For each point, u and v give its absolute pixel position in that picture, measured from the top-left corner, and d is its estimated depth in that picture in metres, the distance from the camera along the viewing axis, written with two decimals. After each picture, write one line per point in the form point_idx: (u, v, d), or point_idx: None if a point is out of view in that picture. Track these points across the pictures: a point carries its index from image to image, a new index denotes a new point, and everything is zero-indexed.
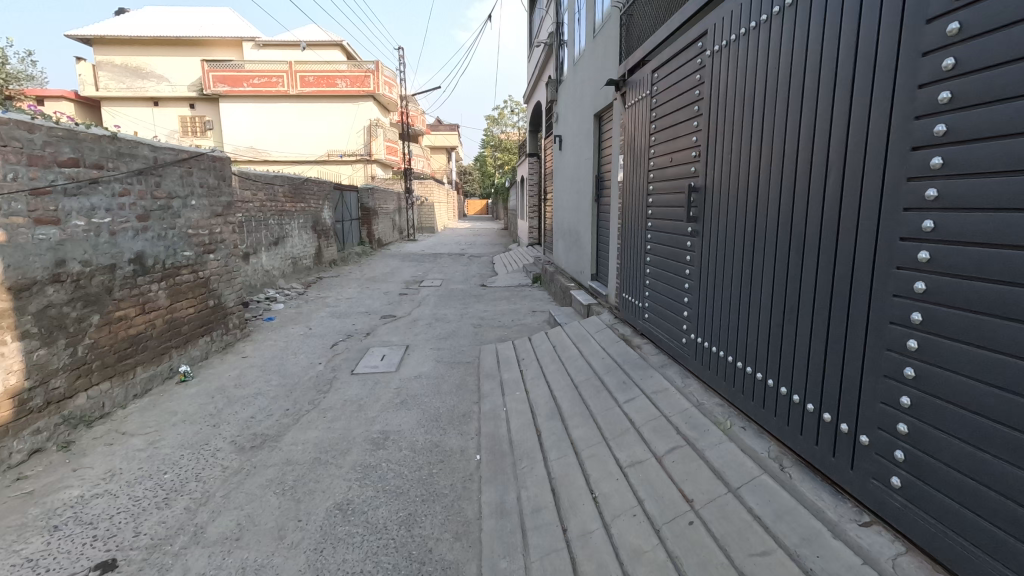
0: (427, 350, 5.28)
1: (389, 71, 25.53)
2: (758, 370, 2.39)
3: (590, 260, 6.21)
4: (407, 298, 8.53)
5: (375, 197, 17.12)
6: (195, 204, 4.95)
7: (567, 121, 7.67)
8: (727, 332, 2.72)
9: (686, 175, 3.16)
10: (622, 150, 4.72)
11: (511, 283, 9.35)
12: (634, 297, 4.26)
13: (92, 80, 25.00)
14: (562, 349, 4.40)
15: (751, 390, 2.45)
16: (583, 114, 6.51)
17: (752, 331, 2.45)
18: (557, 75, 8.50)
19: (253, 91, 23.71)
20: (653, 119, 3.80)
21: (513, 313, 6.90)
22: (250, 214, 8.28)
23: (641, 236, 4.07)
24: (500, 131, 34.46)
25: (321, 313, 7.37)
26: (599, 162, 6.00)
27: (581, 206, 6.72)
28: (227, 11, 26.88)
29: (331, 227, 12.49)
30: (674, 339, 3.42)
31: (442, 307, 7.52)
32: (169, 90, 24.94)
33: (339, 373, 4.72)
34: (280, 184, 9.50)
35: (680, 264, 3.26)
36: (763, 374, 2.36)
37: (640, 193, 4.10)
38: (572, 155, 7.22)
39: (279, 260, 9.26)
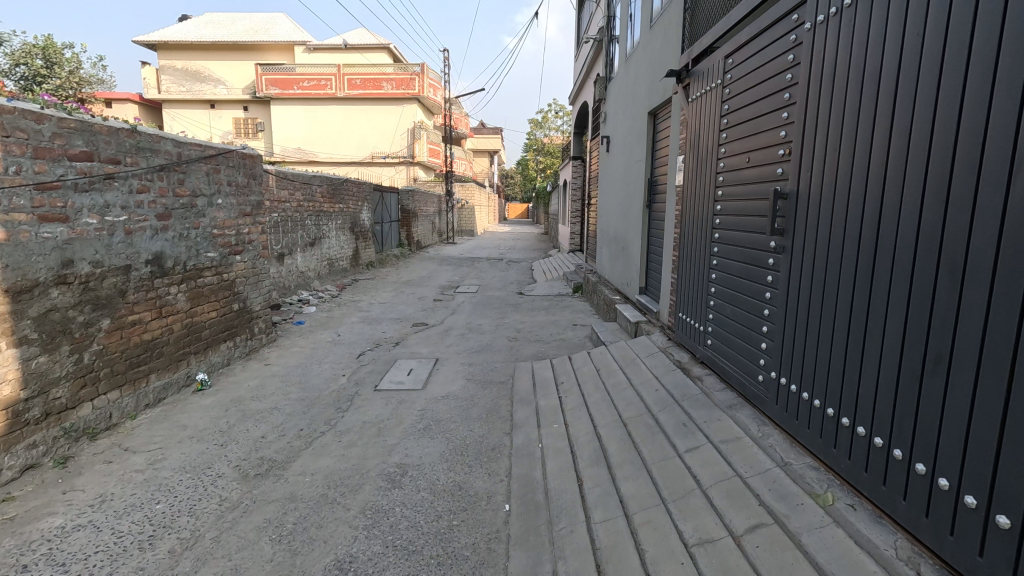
0: (458, 366, 4.87)
1: (434, 74, 25.60)
2: (872, 433, 1.83)
3: (639, 272, 5.66)
4: (442, 304, 8.19)
5: (416, 199, 17.04)
6: (222, 203, 4.73)
7: (617, 121, 7.14)
8: (822, 375, 2.15)
9: (769, 178, 2.61)
10: (682, 151, 4.17)
11: (550, 291, 8.87)
12: (694, 318, 3.70)
13: (155, 83, 26.24)
14: (607, 375, 3.88)
15: (860, 457, 1.89)
16: (636, 112, 5.98)
17: (862, 379, 1.89)
18: (606, 73, 7.98)
19: (303, 94, 24.22)
20: (724, 112, 3.24)
21: (552, 326, 6.42)
22: (286, 214, 8.14)
23: (705, 249, 3.52)
24: (544, 135, 34.13)
25: (352, 318, 7.12)
26: (653, 165, 5.47)
27: (629, 213, 6.18)
28: (281, 17, 27.68)
29: (369, 228, 12.37)
30: (745, 374, 2.86)
31: (477, 316, 7.11)
32: (225, 93, 25.87)
33: (362, 388, 4.37)
34: (319, 184, 9.38)
35: (758, 285, 2.70)
36: (880, 439, 1.80)
37: (705, 199, 3.54)
38: (621, 158, 6.69)
39: (314, 261, 9.12)
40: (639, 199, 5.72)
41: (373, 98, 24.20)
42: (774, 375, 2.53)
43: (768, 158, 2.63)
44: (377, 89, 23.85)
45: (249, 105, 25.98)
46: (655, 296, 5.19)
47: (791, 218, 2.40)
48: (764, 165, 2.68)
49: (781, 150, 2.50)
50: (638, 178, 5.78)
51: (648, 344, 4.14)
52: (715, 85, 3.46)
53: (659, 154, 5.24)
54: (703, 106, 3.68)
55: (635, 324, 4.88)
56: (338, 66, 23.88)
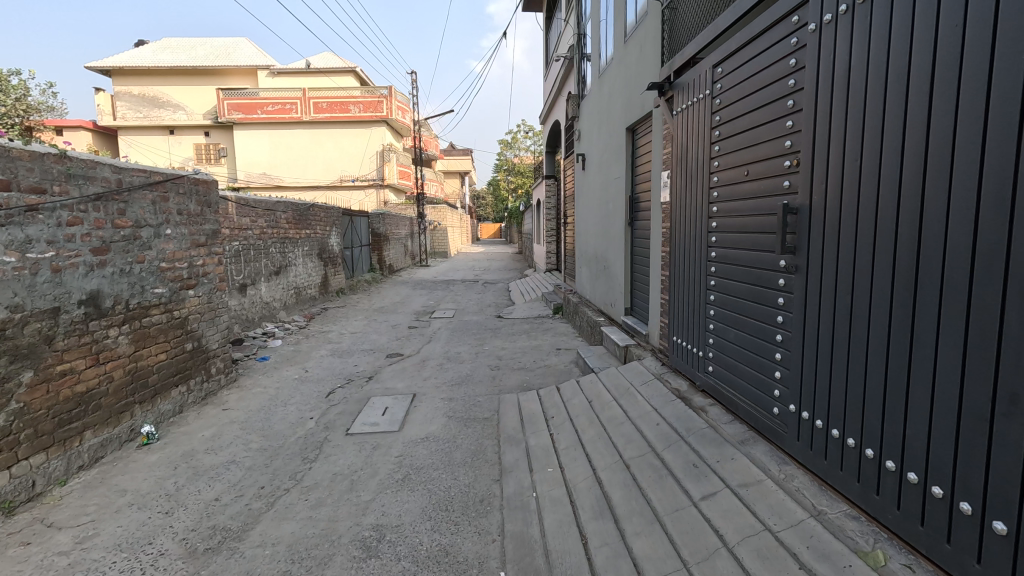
0: (437, 401, 4.51)
1: (403, 97, 25.48)
2: (926, 480, 1.59)
3: (623, 292, 5.45)
4: (417, 331, 7.81)
5: (387, 223, 16.65)
6: (171, 233, 4.31)
7: (591, 139, 7.01)
8: (852, 410, 1.91)
9: (774, 192, 2.41)
10: (668, 167, 4.00)
11: (529, 314, 8.60)
12: (691, 343, 3.47)
13: (110, 110, 25.30)
14: (601, 406, 3.60)
15: (911, 506, 1.64)
16: (612, 129, 5.85)
17: (906, 416, 1.66)
18: (578, 91, 7.89)
19: (267, 118, 23.67)
20: (714, 124, 3.06)
21: (534, 351, 6.13)
22: (248, 242, 7.67)
23: (700, 270, 3.31)
24: (514, 155, 34.37)
25: (321, 351, 6.67)
26: (634, 182, 5.31)
27: (610, 232, 6.00)
28: (243, 41, 27.21)
29: (339, 254, 11.92)
30: (756, 405, 2.62)
31: (455, 344, 6.75)
32: (185, 119, 25.11)
33: (332, 433, 3.96)
34: (284, 210, 8.94)
35: (768, 308, 2.47)
36: (936, 487, 1.55)
37: (697, 216, 3.35)
38: (598, 176, 6.54)
39: (280, 291, 8.63)
40: (621, 217, 5.54)
41: (340, 121, 23.86)
42: (792, 407, 2.29)
43: (771, 170, 2.43)
44: (344, 113, 23.55)
45: (210, 131, 25.25)
46: (643, 317, 4.97)
47: (804, 235, 2.18)
48: (767, 178, 2.48)
49: (787, 162, 2.31)
50: (618, 195, 5.61)
51: (641, 370, 3.89)
52: (701, 96, 3.29)
53: (640, 170, 5.09)
54: (689, 119, 3.52)
55: (624, 348, 4.63)
56: (303, 90, 23.50)
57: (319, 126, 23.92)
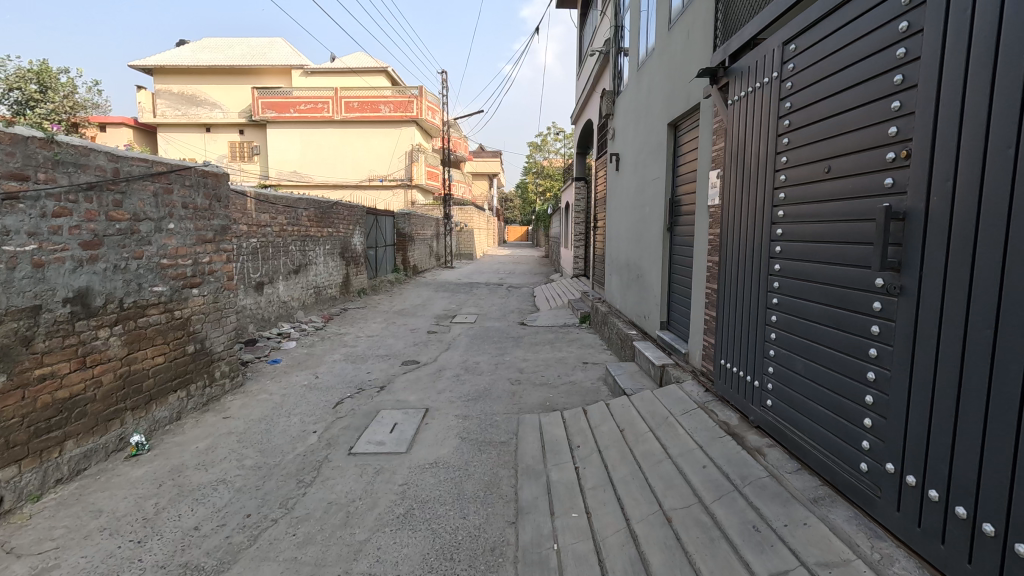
0: (450, 419, 4.11)
1: (433, 98, 25.37)
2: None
3: (659, 305, 4.96)
4: (436, 337, 7.45)
5: (412, 223, 16.44)
6: (174, 228, 4.05)
7: (627, 137, 6.53)
8: (941, 455, 1.58)
9: (870, 193, 1.91)
10: (719, 164, 3.51)
11: (554, 322, 8.15)
12: (743, 368, 2.98)
13: (151, 108, 26.00)
14: (635, 438, 3.13)
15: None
16: (651, 125, 5.36)
17: (1010, 468, 1.36)
18: (613, 87, 7.42)
19: (299, 117, 23.87)
20: (784, 112, 2.56)
21: (559, 365, 5.68)
22: (266, 240, 7.46)
23: (757, 284, 2.83)
24: (544, 158, 33.96)
25: (335, 356, 6.37)
26: (674, 183, 4.82)
27: (645, 237, 5.51)
28: (280, 41, 27.59)
29: (362, 253, 11.71)
30: (830, 454, 2.13)
31: (475, 353, 6.36)
32: (221, 117, 25.58)
33: (333, 451, 3.60)
34: (305, 207, 8.74)
35: (857, 337, 1.96)
36: None
37: (754, 221, 2.87)
38: (633, 177, 6.06)
39: (298, 290, 8.42)
40: (658, 222, 5.06)
41: (371, 121, 23.89)
42: (885, 465, 1.81)
43: (864, 165, 1.94)
44: (375, 113, 23.59)
45: (245, 129, 25.66)
46: (682, 333, 4.48)
47: (912, 246, 1.69)
48: (858, 176, 1.98)
49: (888, 155, 1.81)
50: (656, 197, 5.13)
51: (680, 396, 3.41)
52: (763, 82, 2.81)
53: (683, 170, 4.60)
54: (746, 109, 3.03)
55: (661, 367, 4.14)
56: (335, 89, 23.63)
57: (349, 125, 24.02)
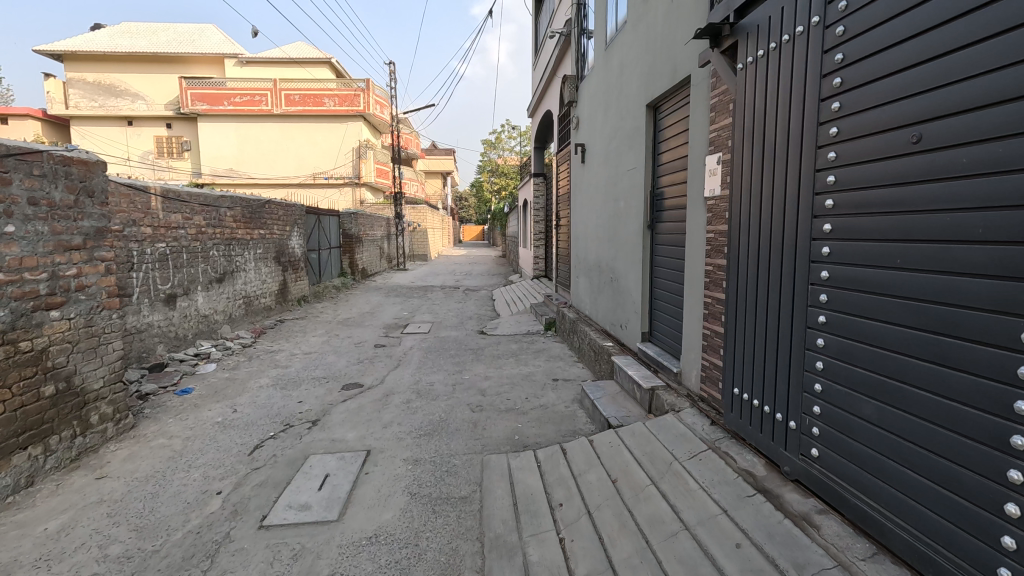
0: (397, 466, 3.31)
1: (382, 91, 24.13)
2: None
3: (641, 313, 4.35)
4: (385, 352, 6.58)
5: (361, 223, 15.33)
6: (14, 232, 3.04)
7: (594, 125, 5.90)
8: None
9: (1012, 168, 1.29)
10: (721, 147, 2.89)
11: (517, 329, 7.45)
12: (766, 403, 2.35)
13: (61, 98, 23.40)
14: (634, 494, 2.46)
15: None
16: (623, 108, 4.74)
17: None
18: (577, 72, 6.77)
19: (233, 110, 22.04)
20: (828, 71, 1.94)
21: (526, 383, 4.97)
22: (179, 244, 6.33)
23: (786, 297, 2.21)
24: (499, 156, 33.30)
25: (262, 380, 5.40)
26: (655, 173, 4.21)
27: (619, 235, 4.90)
28: (211, 28, 25.52)
29: (302, 257, 10.58)
30: (933, 541, 1.51)
31: (428, 371, 5.53)
32: (144, 109, 23.33)
33: (238, 524, 2.73)
34: (230, 205, 7.62)
35: (986, 379, 1.35)
36: None
37: (780, 215, 2.24)
38: (603, 169, 5.44)
39: (222, 301, 7.31)
40: (636, 218, 4.44)
41: (314, 115, 22.41)
42: None
43: (1000, 127, 1.32)
44: (318, 106, 22.15)
45: (172, 123, 23.52)
46: (670, 347, 3.87)
47: None
48: (983, 144, 1.37)
49: None
50: (633, 190, 4.51)
51: (683, 434, 2.77)
52: (786, 36, 2.19)
53: (666, 158, 3.99)
54: (758, 74, 2.41)
55: (650, 390, 3.51)
56: (274, 81, 22.01)
57: (291, 119, 22.45)
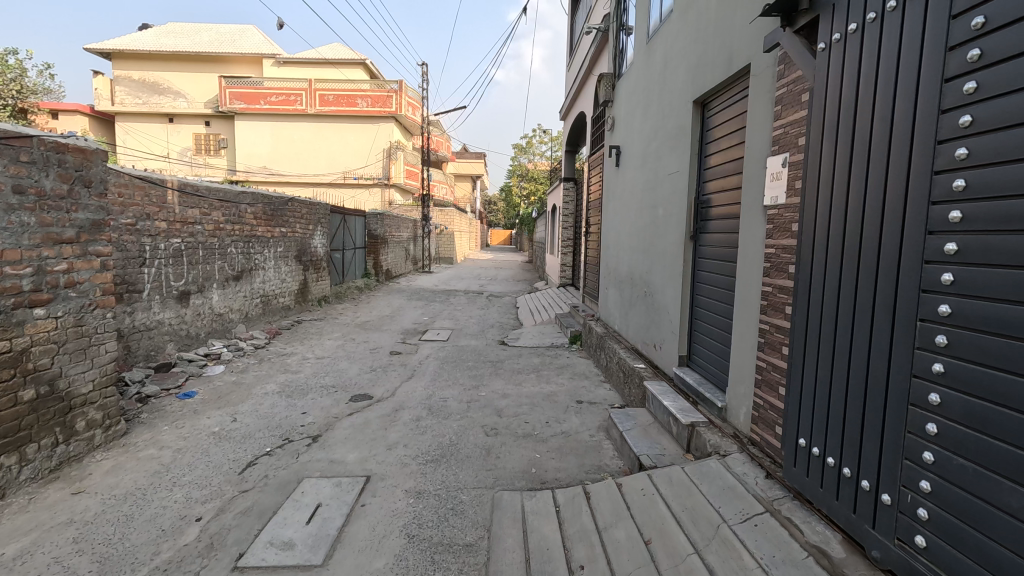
0: (397, 499, 2.93)
1: (414, 93, 24.15)
2: None
3: (679, 334, 3.89)
4: (399, 360, 6.26)
5: (387, 224, 15.19)
6: None
7: (631, 126, 5.47)
8: None
9: None
10: (789, 146, 2.42)
11: (541, 341, 7.03)
12: (845, 465, 1.87)
13: (108, 95, 24.21)
14: (674, 565, 2.02)
15: None
16: (665, 105, 4.29)
17: None
18: (613, 70, 6.35)
19: (269, 109, 22.35)
20: (956, 43, 1.48)
21: (547, 404, 4.55)
22: (194, 239, 6.16)
23: (877, 334, 1.73)
24: (529, 160, 33.03)
25: (269, 386, 5.13)
26: (700, 177, 3.75)
27: (656, 247, 4.46)
28: (252, 29, 26.07)
29: (324, 256, 10.42)
30: None
31: (442, 385, 5.16)
32: (185, 106, 23.91)
33: (211, 562, 2.39)
34: (251, 202, 7.46)
35: None
36: None
37: (871, 229, 1.77)
38: (640, 173, 5.00)
39: (238, 299, 7.12)
40: (676, 228, 3.99)
41: (347, 115, 22.55)
42: None
43: None
44: (351, 107, 22.29)
45: (211, 120, 24.04)
46: (713, 375, 3.40)
47: None
48: None
49: None
50: (673, 197, 4.06)
51: (733, 488, 2.31)
52: (889, 4, 1.71)
53: (714, 161, 3.53)
54: (843, 55, 1.95)
55: (689, 426, 3.04)
56: (309, 81, 22.25)
57: (324, 119, 22.65)
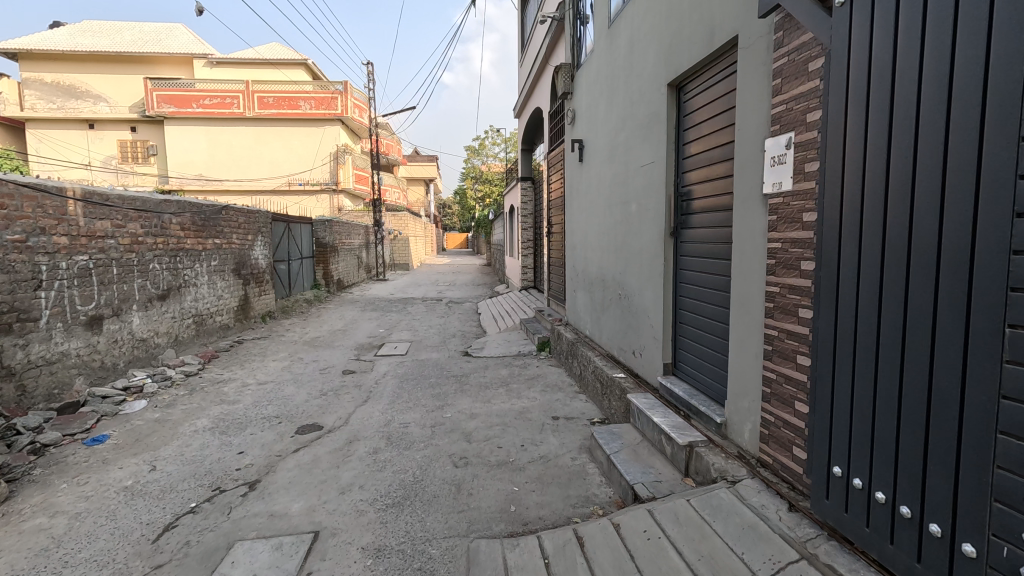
0: (353, 561, 2.43)
1: (360, 94, 23.24)
2: None
3: (663, 339, 3.55)
4: (353, 380, 5.67)
5: (337, 232, 14.40)
6: None
7: (595, 118, 5.14)
8: None
9: None
10: (795, 124, 2.10)
11: (507, 350, 6.62)
12: (902, 503, 1.53)
13: (16, 99, 22.01)
14: None
15: None
16: (634, 92, 3.97)
17: None
18: (570, 60, 6.01)
19: (203, 112, 20.92)
20: None
21: (521, 423, 4.12)
22: (106, 256, 5.36)
23: (943, 344, 1.39)
24: (482, 162, 32.64)
25: (200, 422, 4.45)
26: (678, 167, 3.43)
27: (629, 247, 4.13)
28: (180, 28, 24.39)
29: (267, 268, 9.61)
30: None
31: (402, 408, 4.64)
32: (107, 111, 22.07)
33: None
34: (177, 212, 6.67)
35: None
36: None
37: (927, 215, 1.43)
38: (608, 167, 4.67)
39: (165, 321, 6.32)
40: (653, 224, 3.66)
41: (288, 119, 21.39)
42: None
43: None
44: (294, 109, 21.18)
45: (137, 126, 22.28)
46: (706, 385, 3.07)
47: None
48: None
49: None
50: (648, 190, 3.73)
51: (755, 527, 1.94)
52: None
53: (695, 149, 3.21)
54: (870, 8, 1.62)
55: (687, 446, 2.68)
56: (246, 83, 20.98)
57: (264, 123, 21.44)
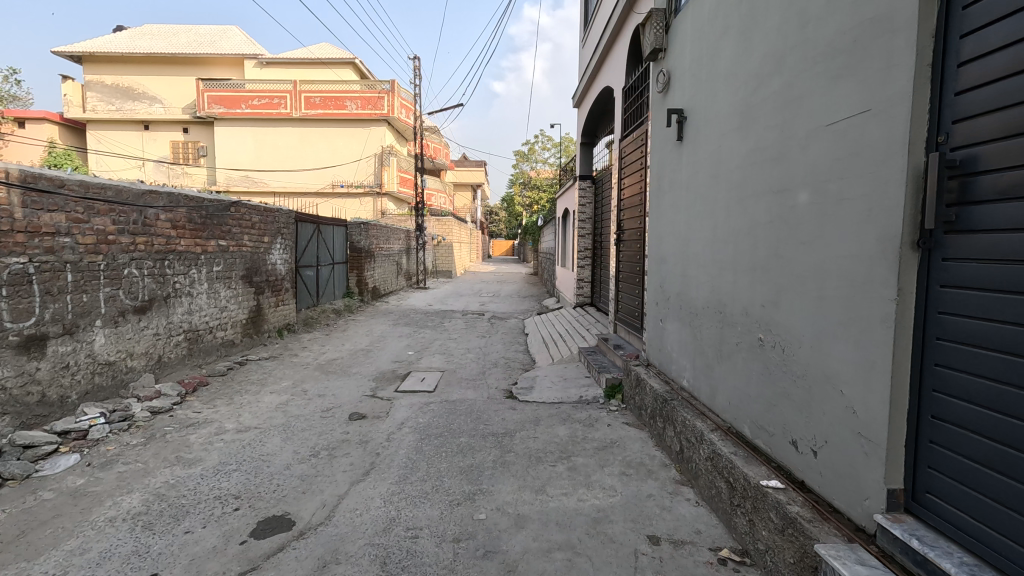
0: None
1: (408, 95, 22.42)
2: None
3: (892, 444, 1.86)
4: (360, 432, 4.23)
5: (374, 236, 13.30)
6: None
7: (709, 71, 3.50)
8: None
9: None
10: None
11: (563, 394, 5.01)
12: None
13: (80, 101, 22.52)
14: None
15: None
16: (809, 4, 2.32)
17: None
18: (664, 4, 4.39)
19: (251, 113, 20.60)
20: None
21: (599, 549, 2.52)
22: (56, 258, 4.20)
23: None
24: (532, 168, 31.36)
25: (128, 499, 3.09)
26: (936, 116, 1.76)
27: (791, 266, 2.46)
28: (235, 29, 24.41)
29: (288, 275, 8.46)
30: None
31: (416, 494, 3.14)
32: (161, 112, 22.20)
33: None
34: (170, 205, 5.54)
35: None
36: None
37: None
38: (739, 140, 3.01)
39: (143, 338, 5.13)
40: (862, 226, 1.98)
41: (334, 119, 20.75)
42: None
43: None
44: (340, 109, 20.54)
45: (189, 127, 22.31)
46: None
47: None
48: None
49: None
50: (849, 166, 2.06)
51: None
52: None
53: (1001, 67, 1.54)
54: None
55: None
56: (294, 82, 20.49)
57: (311, 123, 20.92)
